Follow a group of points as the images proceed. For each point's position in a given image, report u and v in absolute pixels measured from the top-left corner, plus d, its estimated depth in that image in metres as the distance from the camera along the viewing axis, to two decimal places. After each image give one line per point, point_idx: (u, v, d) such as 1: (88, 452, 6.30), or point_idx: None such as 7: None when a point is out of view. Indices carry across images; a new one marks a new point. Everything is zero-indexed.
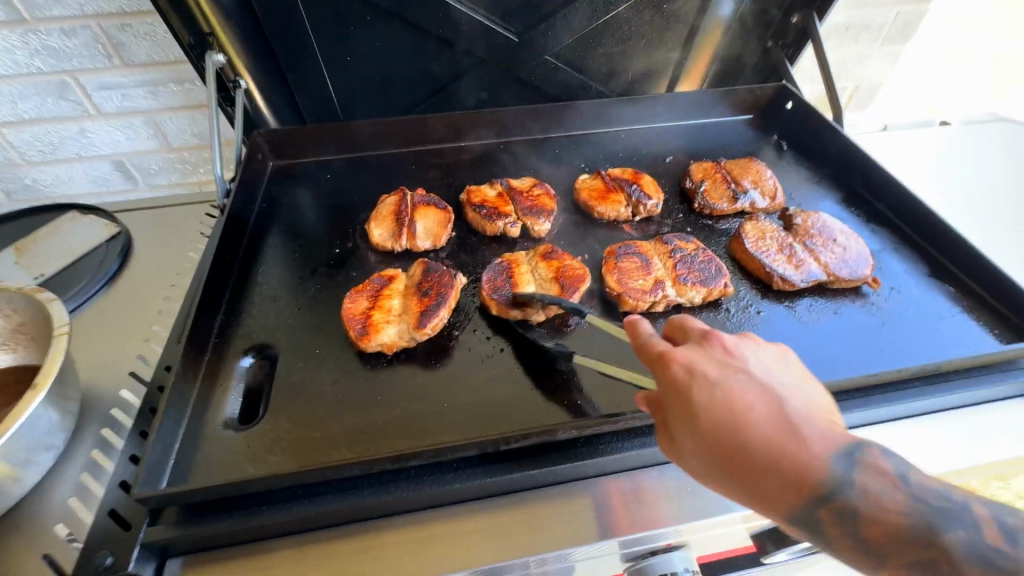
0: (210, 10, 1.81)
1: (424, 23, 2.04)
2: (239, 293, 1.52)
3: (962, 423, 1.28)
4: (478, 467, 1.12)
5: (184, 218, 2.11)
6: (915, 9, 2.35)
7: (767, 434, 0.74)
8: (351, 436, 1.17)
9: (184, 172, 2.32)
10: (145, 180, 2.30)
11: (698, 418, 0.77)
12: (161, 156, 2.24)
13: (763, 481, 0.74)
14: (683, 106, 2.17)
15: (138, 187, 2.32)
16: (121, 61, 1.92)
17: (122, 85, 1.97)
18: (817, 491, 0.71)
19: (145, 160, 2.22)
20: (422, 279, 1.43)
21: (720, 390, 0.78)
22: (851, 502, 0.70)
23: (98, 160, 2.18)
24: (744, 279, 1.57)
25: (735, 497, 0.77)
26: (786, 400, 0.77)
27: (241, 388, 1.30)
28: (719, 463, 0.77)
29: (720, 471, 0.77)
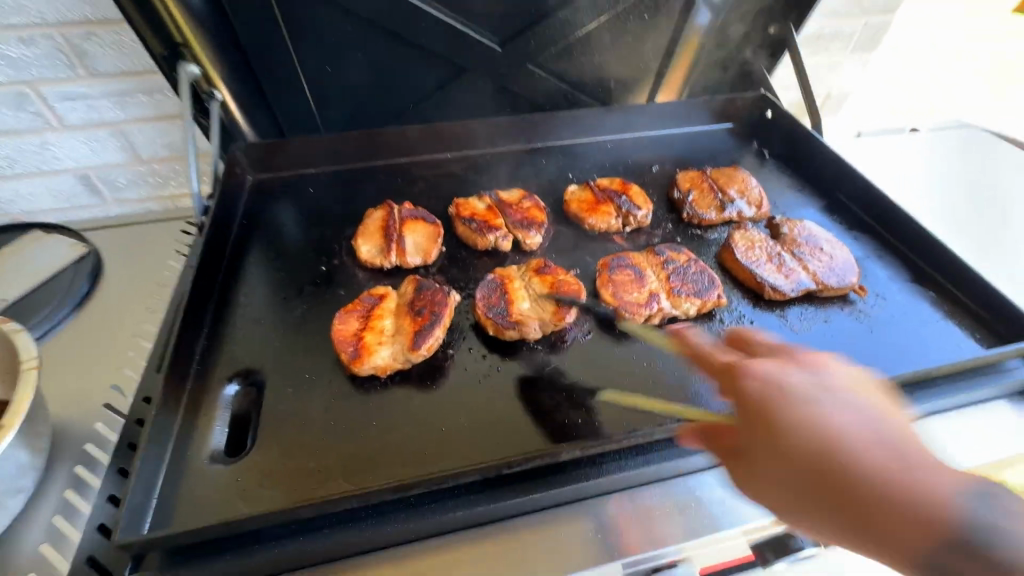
0: (183, 18, 1.73)
1: (406, 33, 2.01)
2: (221, 315, 1.45)
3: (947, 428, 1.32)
4: (480, 493, 1.08)
5: (158, 236, 2.02)
6: (882, 20, 2.45)
7: (873, 463, 0.70)
8: (347, 464, 1.13)
9: (155, 186, 2.20)
10: (112, 194, 2.17)
11: (788, 444, 0.75)
12: (131, 169, 2.12)
13: (878, 519, 0.68)
14: (666, 115, 2.19)
15: (105, 203, 2.19)
16: (86, 71, 1.82)
17: (87, 95, 1.88)
18: (945, 532, 0.65)
19: (111, 174, 2.11)
20: (415, 296, 1.39)
21: (808, 412, 0.76)
22: (997, 552, 0.62)
23: (61, 174, 2.04)
24: (735, 289, 1.59)
25: (843, 537, 0.72)
26: (888, 427, 0.74)
27: (227, 417, 1.24)
28: (794, 477, 0.75)
29: (821, 504, 0.72)
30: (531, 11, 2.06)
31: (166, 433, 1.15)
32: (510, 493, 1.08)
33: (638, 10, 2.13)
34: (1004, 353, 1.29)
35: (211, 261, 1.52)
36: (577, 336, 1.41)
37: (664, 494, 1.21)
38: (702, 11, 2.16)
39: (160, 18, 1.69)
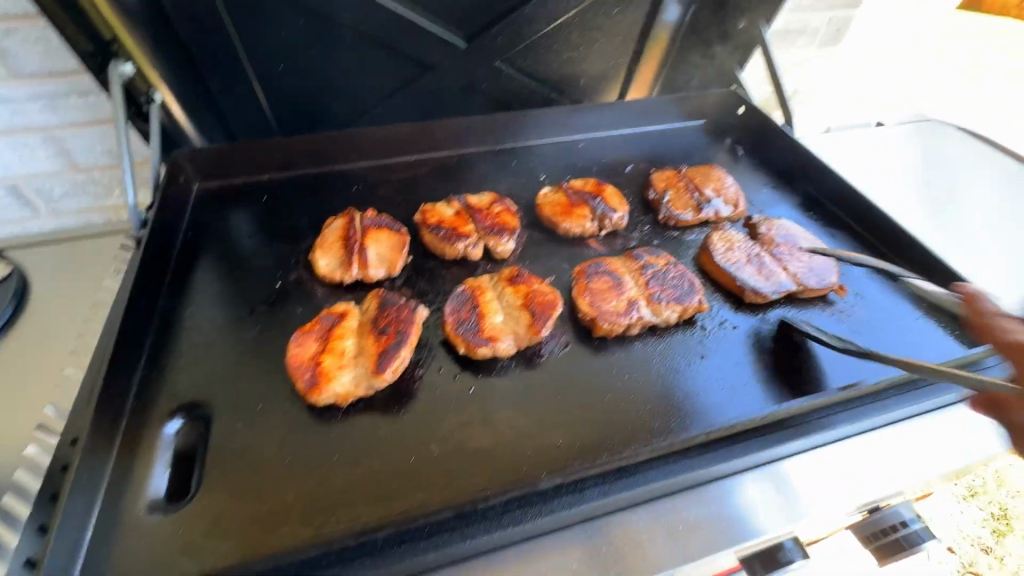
0: (109, 13, 1.56)
1: (363, 29, 1.89)
2: (163, 341, 1.31)
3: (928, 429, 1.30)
4: (451, 530, 0.99)
5: (94, 250, 1.82)
6: (847, 15, 2.45)
7: None
8: (304, 506, 1.02)
9: (97, 196, 2.02)
10: (47, 206, 1.99)
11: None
12: (67, 179, 1.94)
13: None
14: (640, 113, 2.13)
15: (39, 216, 2.00)
16: (8, 71, 1.64)
17: (12, 99, 1.69)
18: None
19: (44, 184, 1.92)
20: (378, 313, 1.28)
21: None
22: None
23: None
24: (715, 293, 1.53)
25: None
26: None
27: (169, 458, 1.11)
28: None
29: None
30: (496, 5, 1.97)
31: (94, 483, 1.02)
32: (486, 529, 0.99)
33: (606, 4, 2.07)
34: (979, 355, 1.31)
35: (151, 281, 1.37)
36: (553, 349, 1.33)
37: (652, 515, 1.12)
38: (671, 7, 2.11)
39: (85, 11, 1.54)
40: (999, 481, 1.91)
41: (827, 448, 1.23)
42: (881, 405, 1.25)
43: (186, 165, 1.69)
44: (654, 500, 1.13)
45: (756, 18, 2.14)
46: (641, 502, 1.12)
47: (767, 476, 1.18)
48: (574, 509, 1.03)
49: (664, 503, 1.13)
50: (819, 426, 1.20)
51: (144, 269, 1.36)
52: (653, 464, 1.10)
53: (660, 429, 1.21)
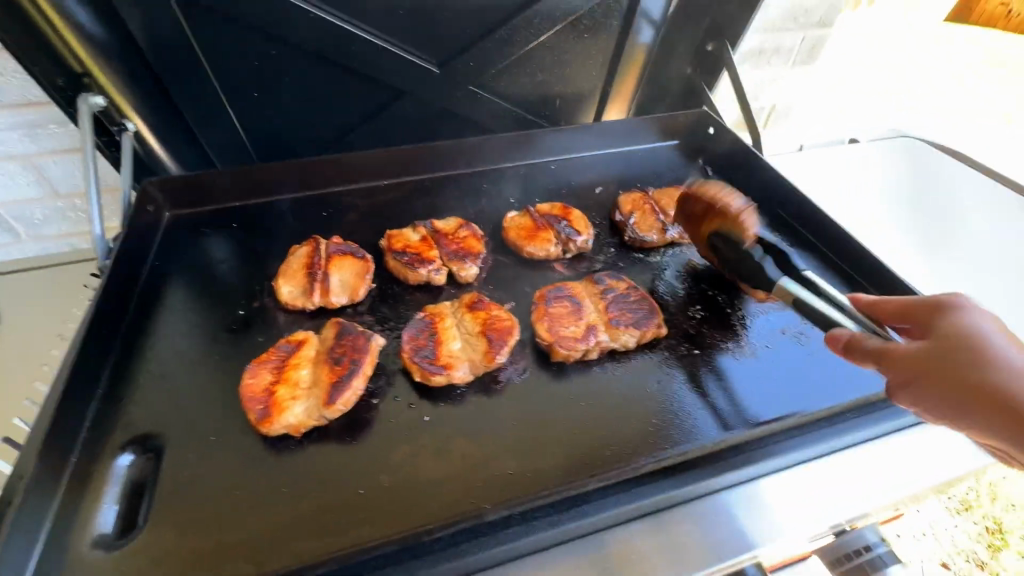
0: (74, 39, 1.60)
1: (335, 56, 1.91)
2: (123, 371, 1.31)
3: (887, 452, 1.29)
4: (397, 564, 0.98)
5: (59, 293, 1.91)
6: (819, 34, 2.50)
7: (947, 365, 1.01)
8: (248, 542, 1.01)
9: (76, 222, 2.07)
10: (28, 230, 2.03)
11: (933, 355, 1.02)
12: (47, 205, 1.98)
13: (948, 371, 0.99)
14: (611, 134, 2.16)
15: (21, 240, 2.06)
16: None
17: None
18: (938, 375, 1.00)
19: (27, 212, 1.97)
20: (335, 342, 1.29)
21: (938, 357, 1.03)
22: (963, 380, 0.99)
23: None
24: (678, 317, 1.53)
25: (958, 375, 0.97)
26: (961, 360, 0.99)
27: (118, 492, 1.11)
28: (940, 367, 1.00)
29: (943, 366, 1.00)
30: (469, 32, 2.00)
31: (39, 518, 1.02)
32: (430, 563, 0.98)
33: (578, 28, 2.10)
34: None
35: (114, 310, 1.38)
36: (512, 375, 1.33)
37: (608, 541, 1.10)
38: (645, 29, 2.15)
39: (48, 43, 1.58)
40: (994, 494, 1.71)
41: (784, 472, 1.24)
42: (828, 432, 1.28)
43: (157, 193, 1.71)
44: (610, 527, 1.12)
45: (723, 41, 2.19)
46: (594, 531, 1.11)
47: (726, 504, 1.18)
48: (520, 541, 1.03)
49: (617, 531, 1.11)
50: (773, 451, 1.23)
51: (106, 299, 1.37)
52: (605, 492, 1.12)
53: (618, 455, 1.20)
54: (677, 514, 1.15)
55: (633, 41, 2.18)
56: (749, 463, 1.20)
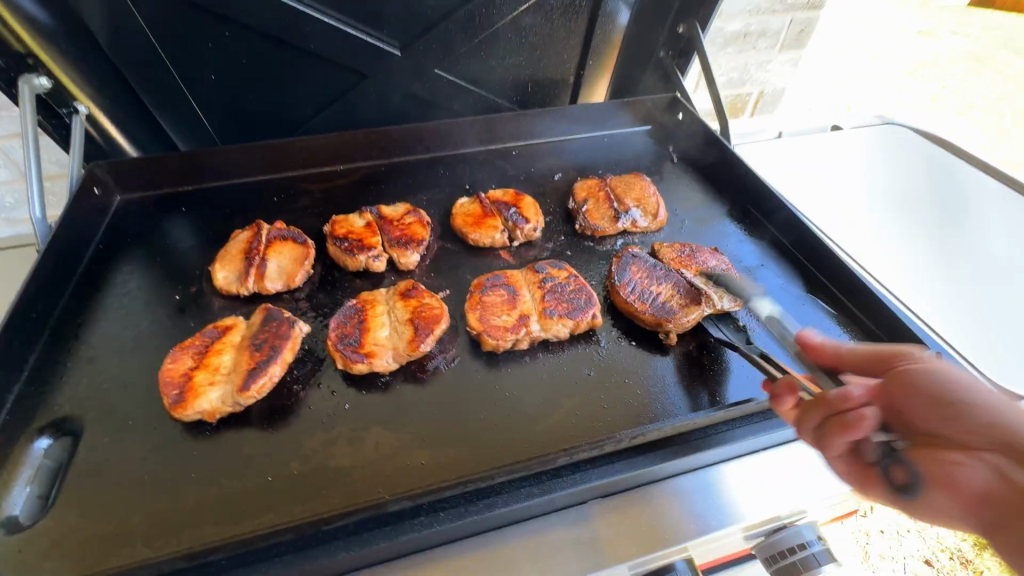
0: (24, 31, 1.54)
1: (281, 35, 1.75)
2: (50, 356, 1.31)
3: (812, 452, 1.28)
4: (294, 552, 0.98)
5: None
6: (808, 16, 2.38)
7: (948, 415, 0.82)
8: (152, 526, 1.03)
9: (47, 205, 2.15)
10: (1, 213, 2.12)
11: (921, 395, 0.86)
12: (14, 189, 2.04)
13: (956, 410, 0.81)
14: (576, 119, 2.09)
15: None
16: None
17: None
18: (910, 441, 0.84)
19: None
20: (260, 328, 1.29)
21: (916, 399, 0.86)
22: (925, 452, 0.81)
23: None
24: (621, 315, 1.46)
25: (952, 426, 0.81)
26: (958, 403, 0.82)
27: (32, 475, 1.11)
28: (942, 415, 0.82)
29: (947, 409, 0.82)
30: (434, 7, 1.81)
31: None
32: (328, 551, 0.99)
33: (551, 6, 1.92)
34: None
35: (46, 294, 1.38)
36: (440, 364, 1.32)
37: (514, 536, 1.11)
38: (622, 9, 2.01)
39: None
40: None
41: (701, 473, 1.23)
42: (760, 428, 1.22)
43: (106, 177, 1.67)
44: (517, 522, 1.13)
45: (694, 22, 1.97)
46: (501, 525, 1.12)
47: (638, 504, 1.18)
48: (422, 534, 1.01)
49: (523, 524, 1.13)
50: (696, 447, 1.17)
51: (38, 284, 1.35)
52: (514, 487, 1.08)
53: (537, 448, 1.17)
54: (586, 513, 1.16)
55: (610, 24, 2.04)
56: (671, 458, 1.15)
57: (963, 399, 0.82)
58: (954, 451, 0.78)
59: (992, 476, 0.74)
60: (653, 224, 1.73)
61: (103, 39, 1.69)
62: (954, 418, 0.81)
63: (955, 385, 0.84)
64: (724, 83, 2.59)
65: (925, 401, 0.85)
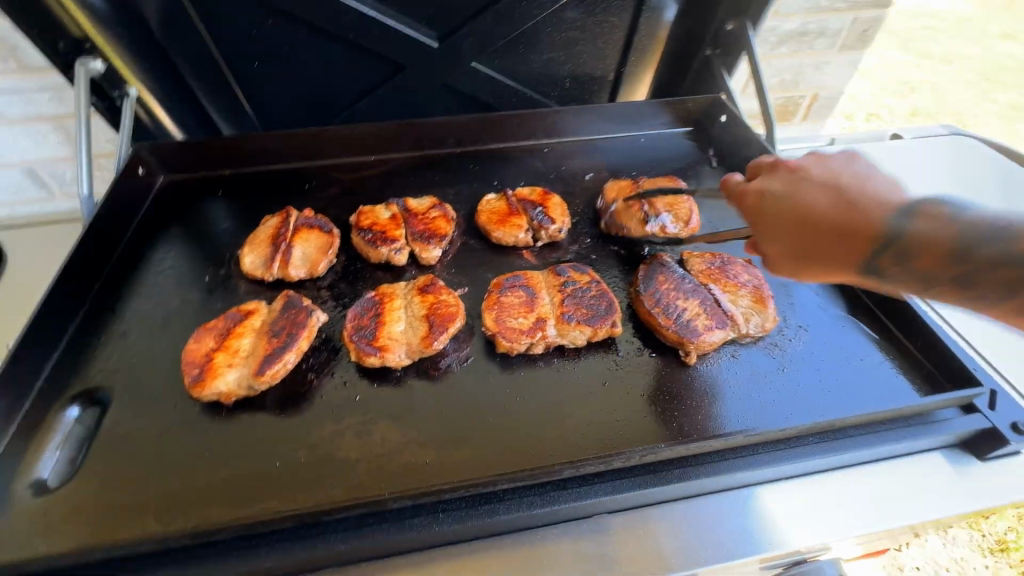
0: (80, 13, 1.56)
1: (322, 23, 1.74)
2: (88, 329, 1.37)
3: (839, 485, 1.20)
4: (295, 539, 0.99)
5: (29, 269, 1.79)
6: (875, 15, 2.18)
7: (830, 219, 0.97)
8: (166, 500, 1.07)
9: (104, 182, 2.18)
10: (62, 189, 2.14)
11: (806, 219, 1.02)
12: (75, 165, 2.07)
13: (854, 218, 0.93)
14: (613, 117, 2.02)
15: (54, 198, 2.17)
16: (19, 64, 1.74)
17: (21, 90, 1.80)
18: (874, 240, 0.89)
19: (56, 168, 2.06)
20: (279, 315, 1.32)
21: (804, 205, 1.03)
22: (902, 242, 0.85)
23: (6, 168, 2.00)
24: (642, 329, 1.40)
25: (848, 243, 0.93)
26: (850, 193, 0.98)
27: (61, 442, 1.17)
28: (840, 230, 0.95)
29: (835, 228, 0.96)
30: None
31: None
32: (327, 542, 0.99)
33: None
34: (942, 401, 1.17)
35: (88, 269, 1.44)
36: (452, 363, 1.30)
37: (514, 543, 1.09)
38: (669, 5, 1.90)
39: (50, 12, 1.52)
40: None
41: (716, 497, 1.17)
42: (784, 456, 1.15)
43: (150, 159, 1.73)
44: (518, 531, 1.10)
45: (744, 19, 1.88)
46: (503, 532, 1.10)
47: (647, 523, 1.14)
48: (422, 533, 1.01)
49: (525, 534, 1.10)
50: (711, 471, 1.12)
51: (80, 259, 1.41)
52: (517, 494, 1.06)
53: (544, 458, 1.14)
54: (592, 528, 1.12)
55: (655, 19, 1.94)
56: (683, 478, 1.10)
57: (839, 207, 0.97)
58: (860, 244, 0.91)
59: (921, 228, 0.84)
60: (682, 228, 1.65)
61: (157, 29, 1.69)
62: (852, 210, 0.94)
63: (820, 193, 1.02)
64: (775, 84, 2.40)
65: (787, 246, 1.05)
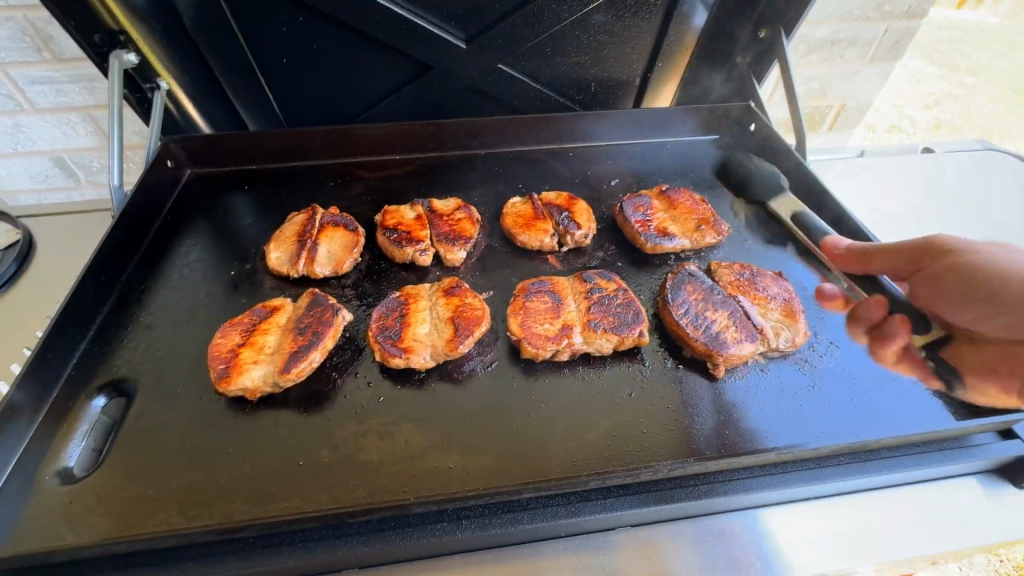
0: (118, 8, 1.57)
1: (352, 21, 1.74)
2: (114, 319, 1.38)
3: (870, 508, 1.17)
4: (317, 540, 0.98)
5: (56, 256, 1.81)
6: (907, 26, 2.13)
7: None
8: (189, 494, 1.07)
9: (129, 171, 2.20)
10: (88, 178, 2.17)
11: None
12: (102, 154, 2.09)
13: None
14: (641, 123, 2.00)
15: (81, 185, 2.19)
16: (53, 55, 1.76)
17: (54, 80, 1.82)
18: None
19: (85, 157, 2.08)
20: (305, 313, 1.32)
21: None
22: None
23: (36, 156, 2.03)
24: (668, 341, 1.38)
25: None
26: None
27: (87, 432, 1.18)
28: None
29: None
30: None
31: (9, 448, 1.09)
32: (349, 545, 0.98)
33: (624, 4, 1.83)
34: (980, 425, 1.13)
35: (116, 259, 1.45)
36: (476, 367, 1.29)
37: (537, 552, 1.08)
38: (699, 12, 1.88)
39: (89, 4, 1.53)
40: None
41: (741, 513, 1.16)
42: (815, 476, 1.12)
43: (178, 152, 1.75)
44: (541, 540, 1.09)
45: (777, 28, 1.86)
46: (525, 542, 1.08)
47: (670, 537, 1.12)
48: (444, 539, 0.99)
49: (546, 544, 1.09)
50: (739, 488, 1.10)
51: (108, 250, 1.42)
52: (541, 504, 1.04)
53: (568, 467, 1.12)
54: (613, 540, 1.11)
55: (684, 25, 1.91)
56: (710, 495, 1.08)
57: None
58: None
59: None
60: (617, 216, 1.67)
61: (189, 23, 1.69)
62: None
63: None
64: (803, 93, 2.36)
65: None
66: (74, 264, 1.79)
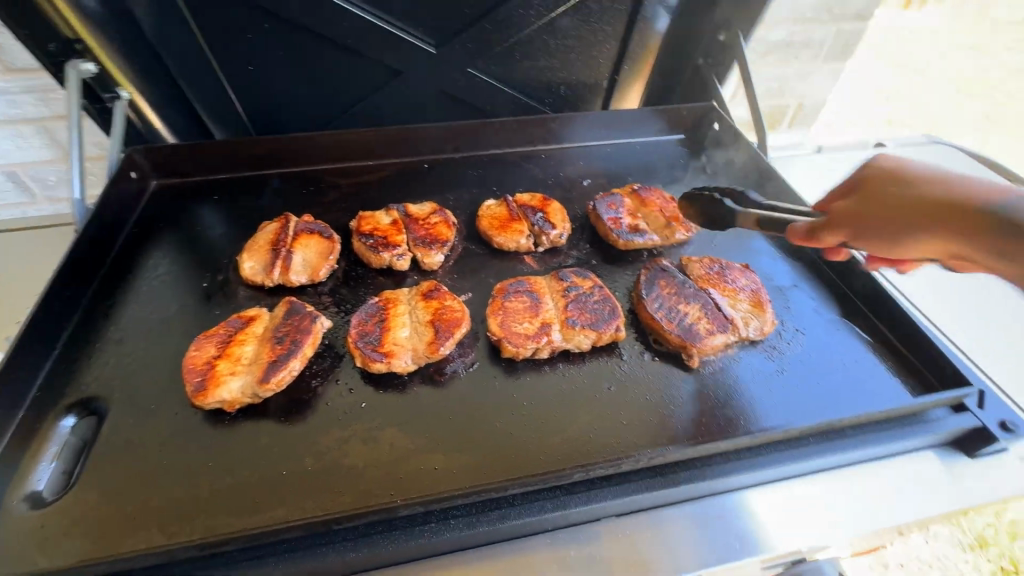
0: (73, 15, 1.52)
1: (320, 29, 1.73)
2: (80, 337, 1.33)
3: (840, 484, 1.23)
4: (305, 549, 0.98)
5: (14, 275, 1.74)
6: (856, 28, 2.25)
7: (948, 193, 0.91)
8: (169, 511, 1.04)
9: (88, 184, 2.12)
10: (44, 192, 2.08)
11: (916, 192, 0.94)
12: (59, 167, 2.01)
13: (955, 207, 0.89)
14: (610, 124, 2.05)
15: (36, 200, 2.10)
16: (3, 65, 1.69)
17: (4, 91, 1.75)
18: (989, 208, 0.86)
19: (40, 171, 2.00)
20: (282, 322, 1.31)
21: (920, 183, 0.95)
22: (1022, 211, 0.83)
23: None
24: (644, 335, 1.42)
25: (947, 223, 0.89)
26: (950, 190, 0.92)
27: (56, 453, 1.14)
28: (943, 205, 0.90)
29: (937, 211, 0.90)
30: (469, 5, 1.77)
31: None
32: (338, 551, 0.98)
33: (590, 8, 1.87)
34: (936, 401, 1.21)
35: (80, 275, 1.40)
36: (458, 368, 1.30)
37: (524, 547, 1.10)
38: (661, 16, 1.94)
39: (42, 12, 1.48)
40: None
41: (720, 498, 1.20)
42: (787, 457, 1.18)
43: (143, 162, 1.70)
44: (529, 534, 1.11)
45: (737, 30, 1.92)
46: (512, 538, 1.10)
47: (654, 524, 1.16)
48: (433, 540, 1.00)
49: (533, 539, 1.11)
50: (718, 472, 1.14)
51: (72, 265, 1.37)
52: (529, 499, 1.06)
53: (552, 462, 1.15)
54: (599, 530, 1.14)
55: (648, 28, 1.96)
56: (689, 481, 1.12)
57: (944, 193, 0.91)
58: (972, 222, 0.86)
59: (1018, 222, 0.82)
60: (591, 215, 1.71)
61: (150, 33, 1.66)
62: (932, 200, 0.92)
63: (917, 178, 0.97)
64: (763, 93, 2.46)
65: (893, 184, 0.98)
66: (33, 282, 1.72)
